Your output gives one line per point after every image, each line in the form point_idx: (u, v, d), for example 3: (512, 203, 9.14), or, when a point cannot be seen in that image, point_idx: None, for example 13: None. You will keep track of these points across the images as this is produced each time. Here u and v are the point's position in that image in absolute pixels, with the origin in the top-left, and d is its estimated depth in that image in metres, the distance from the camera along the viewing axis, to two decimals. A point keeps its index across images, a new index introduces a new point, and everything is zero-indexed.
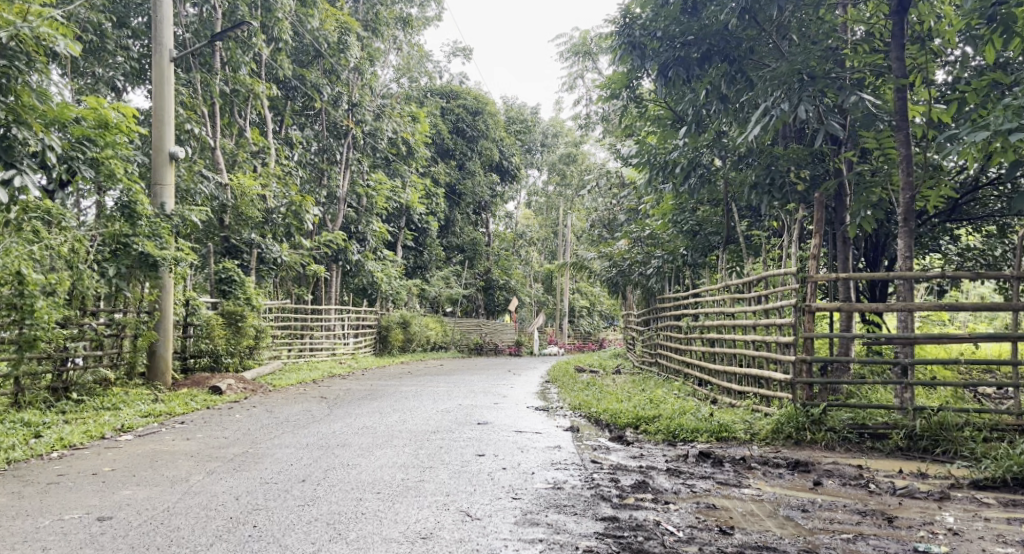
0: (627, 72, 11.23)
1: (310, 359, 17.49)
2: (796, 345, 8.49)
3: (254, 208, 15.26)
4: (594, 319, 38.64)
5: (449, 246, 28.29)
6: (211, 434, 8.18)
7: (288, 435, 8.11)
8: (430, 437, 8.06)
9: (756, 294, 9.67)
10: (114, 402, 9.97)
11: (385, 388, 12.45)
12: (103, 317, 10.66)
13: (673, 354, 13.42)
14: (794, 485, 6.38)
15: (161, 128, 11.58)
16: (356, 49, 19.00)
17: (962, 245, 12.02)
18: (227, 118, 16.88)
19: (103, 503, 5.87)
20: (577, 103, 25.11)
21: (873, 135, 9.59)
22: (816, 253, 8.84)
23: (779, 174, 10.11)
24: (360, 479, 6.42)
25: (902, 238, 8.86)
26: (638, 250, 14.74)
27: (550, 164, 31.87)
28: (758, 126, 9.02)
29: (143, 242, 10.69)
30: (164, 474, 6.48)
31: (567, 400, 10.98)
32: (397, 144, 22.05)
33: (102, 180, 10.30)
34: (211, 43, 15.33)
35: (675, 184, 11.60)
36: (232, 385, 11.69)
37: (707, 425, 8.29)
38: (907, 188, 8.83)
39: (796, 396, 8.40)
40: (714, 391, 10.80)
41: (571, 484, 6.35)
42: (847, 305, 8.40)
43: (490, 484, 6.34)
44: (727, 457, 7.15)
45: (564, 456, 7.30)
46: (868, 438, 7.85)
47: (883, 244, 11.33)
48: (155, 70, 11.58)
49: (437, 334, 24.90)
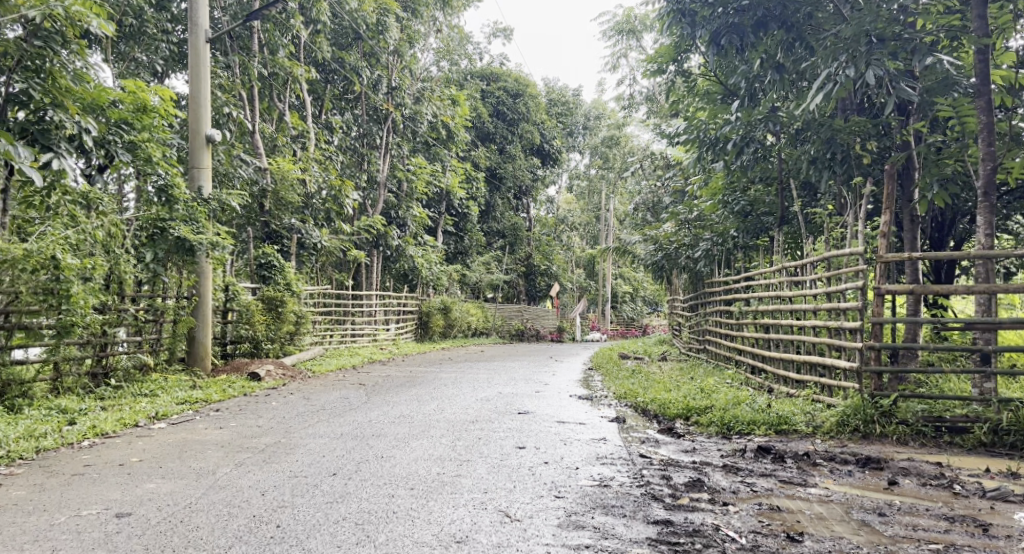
0: (676, 44, 10.78)
1: (350, 346, 17.24)
2: (863, 331, 7.97)
3: (294, 192, 14.98)
4: (637, 306, 38.08)
5: (490, 232, 27.90)
6: (245, 423, 7.86)
7: (323, 425, 7.77)
8: (469, 427, 7.67)
9: (816, 278, 9.12)
10: (152, 389, 9.71)
11: (426, 376, 12.11)
12: (143, 302, 10.37)
13: (722, 340, 12.90)
14: (866, 484, 5.89)
15: (198, 112, 11.27)
16: (395, 31, 18.54)
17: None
18: (266, 102, 16.61)
19: (125, 498, 5.57)
20: (620, 84, 24.53)
21: (948, 103, 8.99)
22: (886, 232, 8.34)
23: (841, 148, 9.63)
24: (393, 472, 6.05)
25: (981, 215, 8.36)
26: (685, 233, 14.20)
27: (592, 147, 31.28)
28: (820, 95, 8.60)
29: (179, 226, 10.37)
30: (191, 466, 6.15)
31: (613, 388, 10.56)
32: (437, 128, 21.72)
33: (139, 164, 10.07)
34: (250, 24, 15.08)
35: (727, 162, 11.07)
36: (271, 372, 11.42)
37: (764, 417, 7.82)
38: (988, 159, 8.33)
39: (863, 386, 7.87)
40: (768, 380, 10.29)
41: (618, 482, 5.92)
42: (921, 288, 7.88)
43: (531, 481, 5.93)
44: (789, 452, 6.66)
45: (610, 449, 6.86)
46: (946, 433, 7.36)
47: (949, 223, 10.81)
48: (191, 52, 11.26)
49: (478, 320, 24.52)
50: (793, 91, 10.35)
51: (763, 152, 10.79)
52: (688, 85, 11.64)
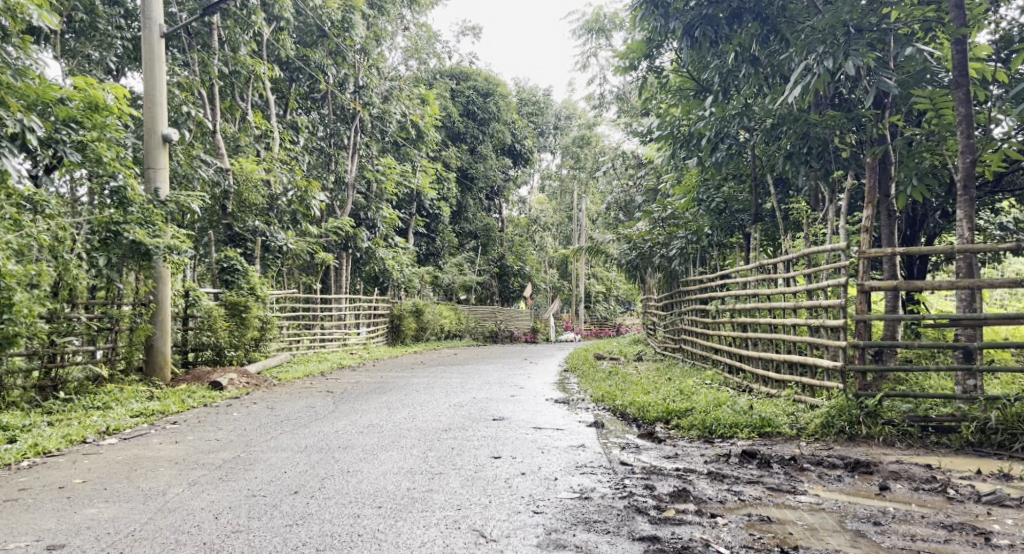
0: (648, 38, 10.49)
1: (319, 351, 16.78)
2: (847, 329, 7.70)
3: (257, 194, 14.56)
4: (611, 305, 37.84)
5: (462, 232, 27.51)
6: (203, 437, 7.44)
7: (285, 437, 7.36)
8: (441, 436, 7.30)
9: (796, 275, 8.86)
10: (105, 401, 9.28)
11: (396, 381, 11.72)
12: (94, 310, 9.90)
13: (699, 339, 12.63)
14: (858, 490, 5.61)
15: (152, 109, 10.81)
16: (361, 28, 18.15)
17: (1008, 219, 11.18)
18: (228, 101, 16.13)
19: (60, 527, 5.17)
20: (591, 83, 24.31)
21: (927, 94, 8.78)
22: (870, 227, 8.09)
23: (817, 142, 9.41)
24: (360, 489, 5.67)
25: (961, 208, 8.13)
26: (659, 232, 13.87)
27: (563, 147, 31.00)
28: (799, 87, 8.31)
29: (134, 230, 9.93)
30: (139, 486, 5.74)
31: (589, 391, 10.23)
32: (407, 127, 21.33)
33: (90, 166, 9.77)
34: (209, 20, 14.60)
35: (701, 158, 10.80)
36: (234, 380, 11.00)
37: (746, 419, 7.54)
38: (967, 151, 8.09)
39: (848, 386, 7.59)
40: (747, 380, 10.02)
41: (600, 493, 5.59)
42: (905, 285, 7.63)
43: (508, 495, 5.59)
44: (774, 456, 6.36)
45: (589, 457, 6.53)
46: (932, 432, 7.11)
47: (920, 219, 10.62)
48: (144, 47, 10.80)
49: (451, 323, 24.11)
50: (769, 84, 10.10)
51: (738, 148, 10.54)
52: (660, 81, 11.35)
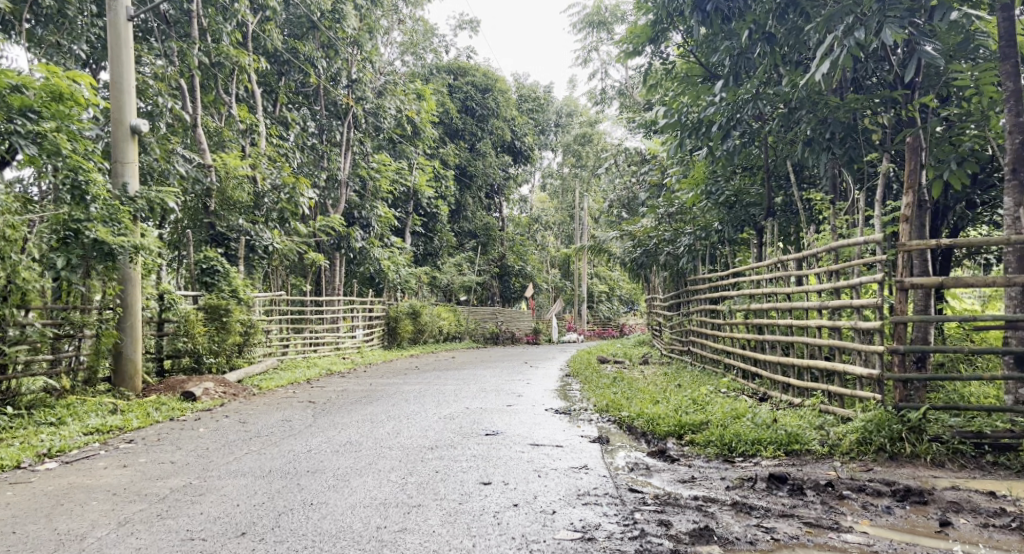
0: (654, 17, 9.59)
1: (309, 355, 15.88)
2: (883, 332, 6.78)
3: (240, 191, 13.70)
4: (614, 304, 36.89)
5: (460, 231, 26.61)
6: (155, 459, 6.59)
7: (249, 458, 6.51)
8: (425, 456, 6.44)
9: (820, 271, 8.01)
10: (60, 417, 8.43)
11: (385, 389, 10.85)
12: (53, 315, 9.01)
13: (709, 340, 11.76)
14: (916, 528, 4.87)
15: (120, 98, 9.90)
16: (352, 19, 17.31)
17: None
18: (211, 95, 15.25)
19: None
20: (593, 78, 23.44)
21: (968, 72, 7.93)
22: (910, 217, 7.25)
23: (838, 128, 8.58)
24: (320, 529, 4.89)
25: (1009, 196, 7.27)
26: (666, 228, 12.93)
27: (564, 144, 30.14)
28: (827, 63, 7.45)
29: (96, 228, 9.13)
30: (56, 530, 4.98)
31: (593, 400, 9.39)
32: (403, 124, 20.42)
33: (49, 159, 8.90)
34: (188, 7, 13.74)
35: (713, 147, 9.90)
36: (209, 390, 10.12)
37: (770, 433, 6.70)
38: (1017, 132, 7.22)
39: (887, 397, 6.68)
40: (764, 386, 9.15)
41: (605, 532, 4.80)
42: (952, 282, 6.73)
43: (496, 535, 4.81)
44: (808, 480, 5.50)
45: (594, 482, 5.69)
46: (989, 451, 6.28)
47: (945, 209, 9.30)
48: (110, 30, 9.88)
49: (450, 324, 23.18)
50: (785, 65, 9.23)
51: (751, 136, 9.70)
52: (667, 66, 10.46)
